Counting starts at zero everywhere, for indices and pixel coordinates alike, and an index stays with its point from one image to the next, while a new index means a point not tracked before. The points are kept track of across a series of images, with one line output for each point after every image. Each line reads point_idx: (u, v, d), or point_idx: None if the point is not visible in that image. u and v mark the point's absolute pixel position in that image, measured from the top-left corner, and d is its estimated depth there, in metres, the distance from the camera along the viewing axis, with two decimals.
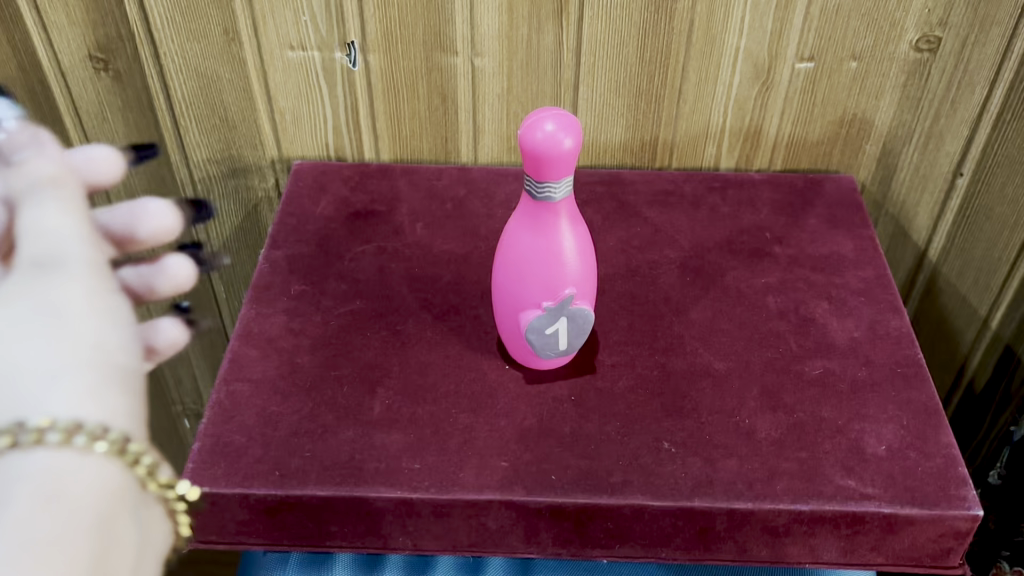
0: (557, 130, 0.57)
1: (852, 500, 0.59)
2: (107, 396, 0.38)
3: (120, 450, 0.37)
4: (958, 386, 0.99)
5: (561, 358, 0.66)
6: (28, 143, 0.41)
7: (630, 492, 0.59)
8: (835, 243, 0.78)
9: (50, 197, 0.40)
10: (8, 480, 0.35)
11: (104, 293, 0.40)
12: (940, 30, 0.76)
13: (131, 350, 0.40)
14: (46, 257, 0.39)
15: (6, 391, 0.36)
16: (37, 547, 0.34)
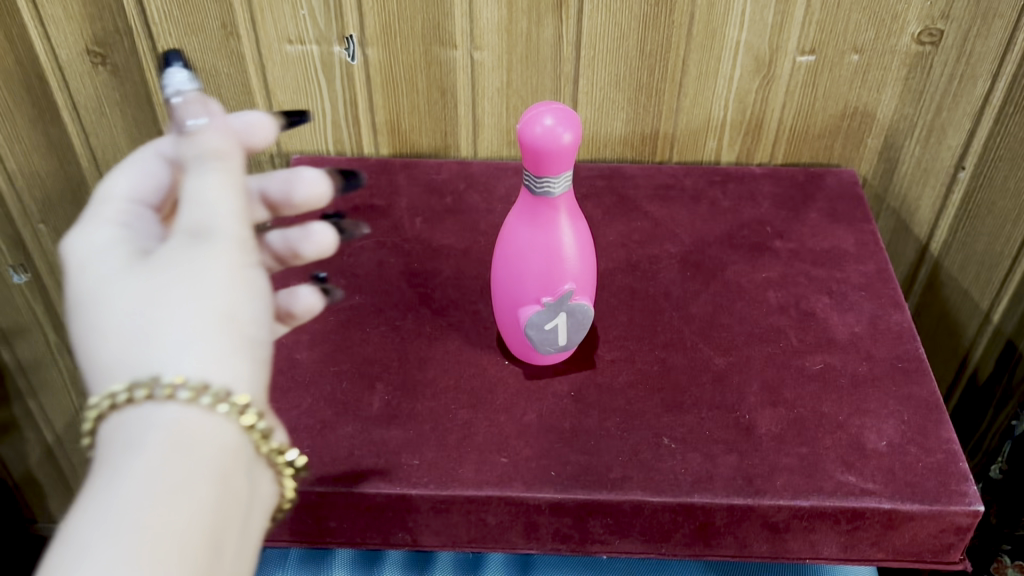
0: (556, 124, 0.57)
1: (852, 495, 0.59)
2: (235, 361, 0.41)
3: (240, 412, 0.40)
4: (961, 378, 0.98)
5: (560, 354, 0.66)
6: (201, 113, 0.42)
7: (629, 487, 0.59)
8: (836, 237, 0.78)
9: (211, 169, 0.41)
10: (144, 426, 0.38)
11: (245, 265, 0.42)
12: (942, 23, 0.76)
13: (260, 320, 0.42)
14: (192, 227, 0.41)
15: (148, 346, 0.39)
16: (161, 494, 0.36)
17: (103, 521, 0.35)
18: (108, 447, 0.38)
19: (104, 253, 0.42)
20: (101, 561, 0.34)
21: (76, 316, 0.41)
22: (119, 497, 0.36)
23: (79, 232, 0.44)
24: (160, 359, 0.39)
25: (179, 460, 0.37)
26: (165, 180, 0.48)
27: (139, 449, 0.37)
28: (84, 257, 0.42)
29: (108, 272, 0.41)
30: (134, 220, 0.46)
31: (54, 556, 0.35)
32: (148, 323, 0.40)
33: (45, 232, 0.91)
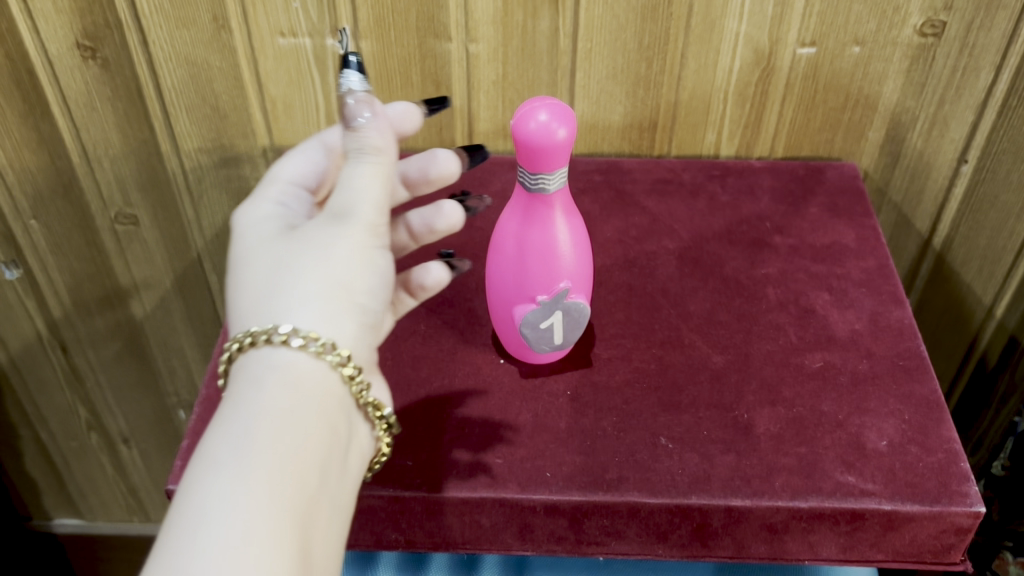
0: (551, 119, 0.56)
1: (851, 496, 0.58)
2: (345, 322, 0.50)
3: (342, 365, 0.49)
4: (967, 365, 0.97)
5: (555, 353, 0.65)
6: (368, 111, 0.50)
7: (625, 488, 0.58)
8: (836, 232, 0.76)
9: (359, 161, 0.50)
10: (266, 362, 0.48)
11: (364, 245, 0.51)
12: (945, 14, 0.74)
13: (374, 293, 0.52)
14: (332, 210, 0.51)
15: (281, 299, 0.50)
16: (271, 419, 0.46)
17: (228, 437, 0.45)
18: (239, 377, 0.48)
19: (263, 225, 0.54)
20: (228, 473, 0.44)
21: (236, 269, 0.53)
22: (246, 424, 0.46)
23: (252, 205, 0.56)
24: (285, 311, 0.49)
25: (292, 398, 0.47)
26: (323, 165, 0.60)
27: (261, 385, 0.47)
28: (251, 226, 0.55)
29: (263, 240, 0.53)
30: (289, 199, 0.57)
31: (194, 467, 0.45)
32: (282, 282, 0.50)
33: (36, 227, 0.90)
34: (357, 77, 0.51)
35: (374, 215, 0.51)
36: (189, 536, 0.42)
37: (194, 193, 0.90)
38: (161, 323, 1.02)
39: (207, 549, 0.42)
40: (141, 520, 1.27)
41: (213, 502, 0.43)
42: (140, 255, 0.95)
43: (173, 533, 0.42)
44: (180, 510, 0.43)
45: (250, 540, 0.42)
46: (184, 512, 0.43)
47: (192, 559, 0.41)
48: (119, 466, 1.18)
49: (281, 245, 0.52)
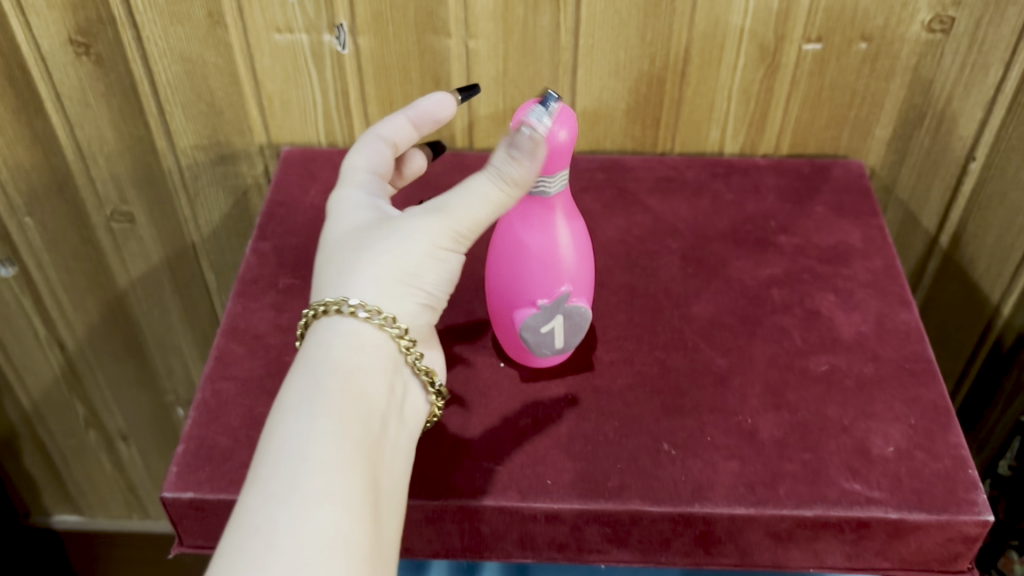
0: (551, 121, 0.55)
1: (858, 504, 0.57)
2: (406, 304, 0.54)
3: (398, 337, 0.54)
4: (980, 352, 0.94)
5: (557, 356, 0.63)
6: (528, 150, 0.52)
7: (627, 496, 0.57)
8: (842, 232, 0.75)
9: (486, 179, 0.53)
10: (335, 327, 0.53)
11: (445, 247, 0.54)
12: (954, 10, 0.73)
13: (441, 284, 0.56)
14: (435, 207, 0.54)
15: (360, 276, 0.53)
16: (338, 376, 0.51)
17: (303, 387, 0.50)
18: (309, 339, 0.53)
19: (350, 207, 0.58)
20: (305, 417, 0.49)
21: (328, 239, 0.57)
22: (317, 376, 0.51)
23: (343, 192, 0.59)
24: (359, 288, 0.53)
25: (355, 357, 0.52)
26: (389, 156, 0.62)
27: (328, 346, 0.52)
28: (340, 210, 0.58)
29: (345, 223, 0.57)
30: (373, 188, 0.60)
31: (274, 415, 0.50)
32: (362, 260, 0.54)
33: (31, 225, 0.89)
34: (542, 117, 0.53)
35: (468, 226, 0.54)
36: (275, 469, 0.47)
37: (190, 191, 0.89)
38: (159, 320, 1.01)
39: (293, 478, 0.47)
40: (140, 516, 1.26)
41: (292, 439, 0.48)
42: (136, 253, 0.94)
43: (261, 467, 0.48)
44: (266, 450, 0.48)
45: (327, 471, 0.47)
46: (268, 451, 0.48)
47: (281, 487, 0.46)
48: (117, 463, 1.17)
49: (370, 228, 0.56)
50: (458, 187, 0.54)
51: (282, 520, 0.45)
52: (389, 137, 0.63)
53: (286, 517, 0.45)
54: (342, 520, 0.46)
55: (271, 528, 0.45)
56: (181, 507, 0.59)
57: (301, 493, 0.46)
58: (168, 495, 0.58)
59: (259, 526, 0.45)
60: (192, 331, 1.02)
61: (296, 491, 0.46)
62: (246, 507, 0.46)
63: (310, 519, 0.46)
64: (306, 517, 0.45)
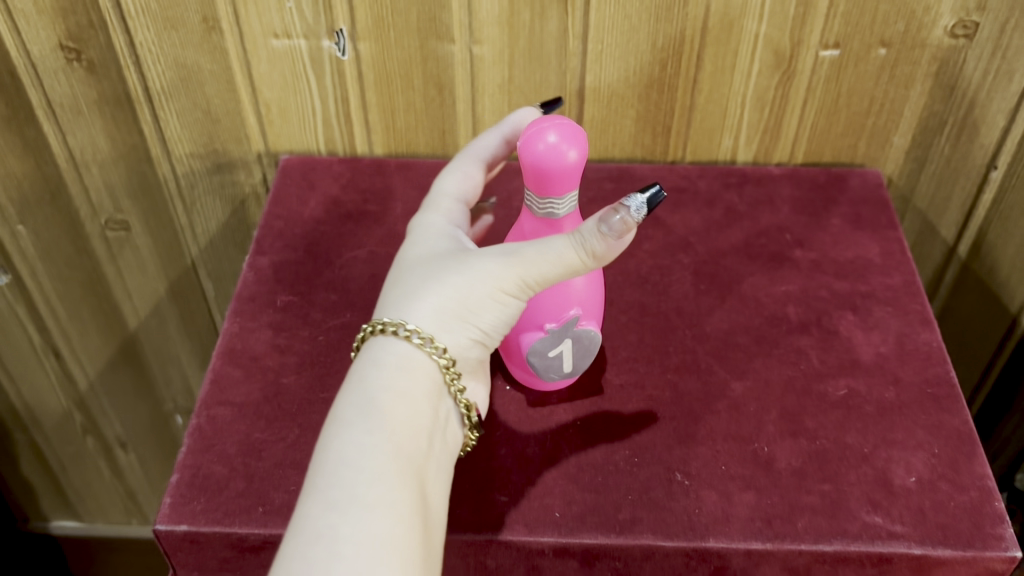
0: (561, 141, 0.52)
1: (879, 540, 0.54)
2: (461, 339, 0.52)
3: (446, 369, 0.51)
4: (1005, 348, 0.88)
5: (565, 380, 0.61)
6: (616, 231, 0.48)
7: (638, 531, 0.55)
8: (860, 246, 0.73)
9: (567, 243, 0.50)
10: (389, 348, 0.51)
11: (507, 291, 0.52)
12: (978, 15, 0.70)
13: (497, 325, 0.53)
14: (509, 252, 0.51)
15: (424, 302, 0.52)
16: (393, 392, 0.49)
17: (360, 398, 0.49)
18: (362, 356, 0.51)
19: (431, 231, 0.57)
20: (359, 431, 0.47)
21: (403, 259, 0.56)
22: (372, 388, 0.49)
23: (427, 215, 0.58)
24: (419, 313, 0.51)
25: (406, 377, 0.50)
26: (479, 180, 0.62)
27: (381, 364, 0.50)
28: (420, 232, 0.57)
29: (421, 248, 0.56)
30: (454, 217, 0.59)
31: (328, 429, 0.48)
32: (427, 285, 0.52)
33: (24, 233, 0.85)
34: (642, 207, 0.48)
35: (537, 280, 0.51)
36: (333, 479, 0.45)
37: (187, 200, 0.86)
38: (156, 329, 0.98)
39: (351, 488, 0.45)
40: (140, 522, 1.24)
41: (350, 450, 0.46)
42: (132, 263, 0.91)
43: (318, 478, 0.46)
44: (321, 463, 0.46)
45: (384, 483, 0.45)
46: (325, 462, 0.46)
47: (340, 496, 0.45)
48: (116, 471, 1.15)
49: (443, 256, 0.54)
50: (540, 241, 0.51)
51: (343, 529, 0.43)
52: (482, 156, 0.62)
53: (347, 526, 0.44)
54: (399, 531, 0.44)
55: (335, 537, 0.43)
56: (176, 540, 0.56)
57: (362, 503, 0.44)
58: (162, 528, 0.56)
59: (320, 534, 0.43)
60: (191, 340, 1.00)
61: (356, 501, 0.44)
62: (305, 516, 0.44)
63: (369, 529, 0.44)
64: (364, 527, 0.44)
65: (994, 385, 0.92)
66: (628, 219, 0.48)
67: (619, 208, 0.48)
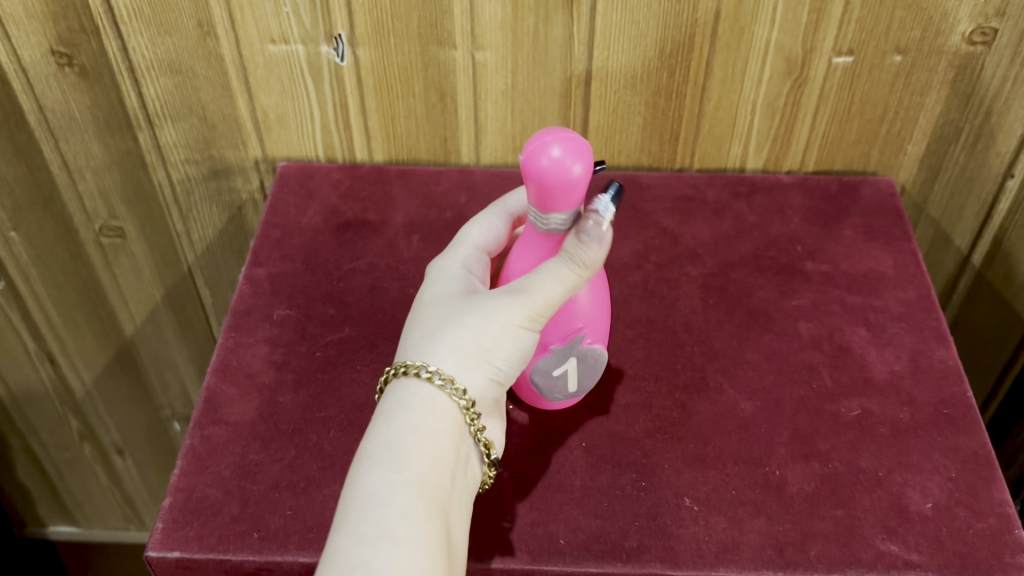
0: (565, 155, 0.50)
1: (895, 569, 0.53)
2: (480, 379, 0.50)
3: (467, 410, 0.49)
4: None
5: (570, 399, 0.60)
6: (595, 235, 0.51)
7: (646, 559, 0.53)
8: (873, 258, 0.71)
9: (562, 264, 0.51)
10: (407, 393, 0.49)
11: (521, 325, 0.50)
12: (997, 21, 0.68)
13: (514, 363, 0.51)
14: (518, 286, 0.51)
15: (442, 343, 0.50)
16: (418, 431, 0.47)
17: (386, 436, 0.47)
18: (385, 398, 0.49)
19: (447, 274, 0.56)
20: (387, 467, 0.46)
21: (418, 306, 0.54)
22: (398, 425, 0.48)
23: (444, 258, 0.57)
24: (438, 354, 0.50)
25: (429, 417, 0.48)
26: (504, 231, 0.60)
27: (405, 405, 0.49)
28: (437, 277, 0.56)
29: (437, 291, 0.54)
30: (472, 263, 0.57)
31: (357, 465, 0.47)
32: (445, 326, 0.51)
33: (16, 240, 0.83)
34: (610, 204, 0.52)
35: (546, 308, 0.51)
36: (363, 514, 0.44)
37: (183, 207, 0.84)
38: (153, 335, 0.96)
39: (381, 523, 0.44)
40: (138, 527, 1.21)
41: (378, 486, 0.45)
42: (128, 269, 0.89)
43: (348, 513, 0.45)
44: (350, 497, 0.46)
45: (412, 518, 0.45)
46: (354, 498, 0.45)
47: (371, 530, 0.44)
48: (114, 477, 1.12)
49: (460, 297, 0.53)
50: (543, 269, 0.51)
51: (373, 561, 0.43)
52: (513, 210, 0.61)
53: (378, 560, 0.43)
54: (428, 565, 0.44)
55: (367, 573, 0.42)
56: (168, 567, 0.55)
57: (390, 538, 0.44)
58: (153, 555, 0.54)
59: (353, 568, 0.43)
60: (187, 345, 0.97)
61: (385, 538, 0.44)
62: (335, 551, 0.44)
63: (397, 563, 0.43)
64: (393, 561, 0.43)
65: (1009, 392, 0.91)
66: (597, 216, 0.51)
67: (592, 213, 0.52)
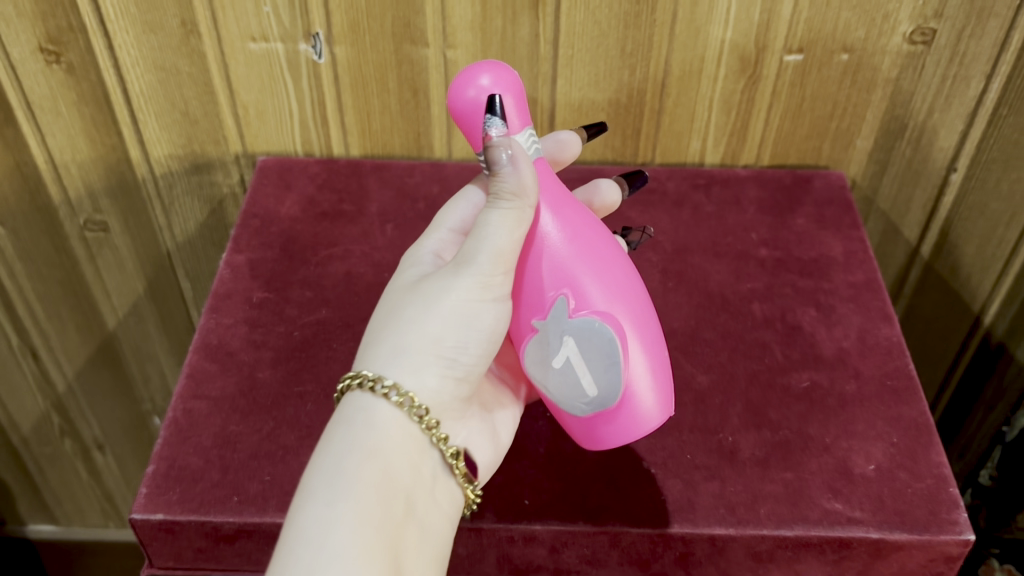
0: (493, 85, 0.53)
1: (839, 525, 0.56)
2: (430, 376, 0.53)
3: (419, 415, 0.52)
4: (968, 347, 0.92)
5: (611, 425, 0.54)
6: (506, 161, 0.52)
7: (605, 517, 0.57)
8: (823, 245, 0.75)
9: (495, 209, 0.52)
10: (362, 402, 0.52)
11: (464, 307, 0.53)
12: (935, 22, 0.72)
13: (469, 352, 0.54)
14: (456, 266, 0.53)
15: (391, 344, 0.53)
16: (356, 456, 0.50)
17: (324, 467, 0.49)
18: (336, 415, 0.52)
19: (414, 261, 0.58)
20: (323, 502, 0.48)
21: (381, 301, 0.57)
22: (339, 456, 0.50)
23: (417, 244, 0.60)
24: (388, 361, 0.53)
25: (372, 438, 0.51)
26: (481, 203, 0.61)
27: (349, 426, 0.51)
28: (404, 267, 0.58)
29: (399, 280, 0.57)
30: (443, 246, 0.60)
31: (296, 499, 0.49)
32: (395, 329, 0.53)
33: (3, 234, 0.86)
34: (500, 125, 0.53)
35: (493, 265, 0.52)
36: (293, 557, 0.46)
37: (165, 200, 0.87)
38: (135, 329, 0.98)
39: (310, 567, 0.45)
40: (117, 526, 1.22)
41: (311, 527, 0.47)
42: (111, 262, 0.92)
43: (281, 555, 0.47)
44: (286, 538, 0.47)
45: (345, 561, 0.46)
46: (288, 539, 0.47)
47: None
48: (94, 473, 1.13)
49: (412, 290, 0.55)
50: (473, 229, 0.53)
51: None
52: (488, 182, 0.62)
53: None
54: None
55: None
56: (151, 529, 0.58)
57: None
58: (137, 517, 0.57)
59: None
60: (169, 338, 0.99)
61: None
62: None
63: None
64: None
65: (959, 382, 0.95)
66: (496, 143, 0.52)
67: (487, 141, 0.53)
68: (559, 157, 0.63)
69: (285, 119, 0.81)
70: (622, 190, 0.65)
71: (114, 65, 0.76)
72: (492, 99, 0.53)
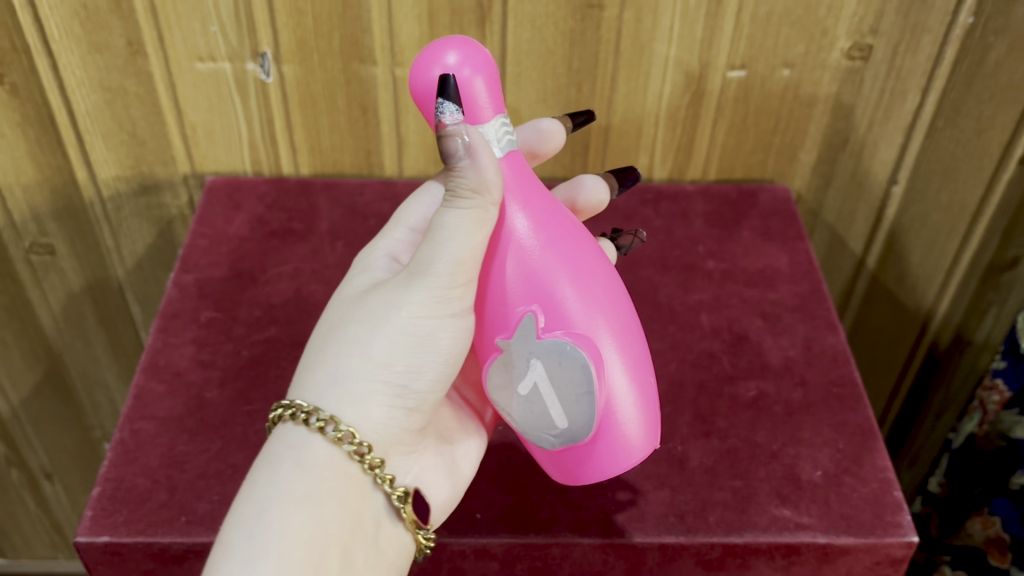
0: (460, 64, 0.51)
1: (787, 531, 0.57)
2: (374, 405, 0.53)
3: (358, 454, 0.52)
4: (916, 356, 0.94)
5: (586, 459, 0.53)
6: (464, 155, 0.50)
7: (557, 529, 0.57)
8: (769, 256, 0.76)
9: (451, 211, 0.51)
10: (303, 432, 0.52)
11: (410, 333, 0.53)
12: (871, 38, 0.74)
13: (418, 378, 0.54)
14: (404, 284, 0.53)
15: (333, 369, 0.53)
16: (280, 507, 0.49)
17: (246, 519, 0.49)
18: (265, 452, 0.52)
19: (366, 266, 0.58)
20: (240, 557, 0.48)
21: (328, 310, 0.57)
22: (263, 507, 0.49)
23: (372, 246, 0.60)
24: (329, 388, 0.52)
25: (300, 485, 0.50)
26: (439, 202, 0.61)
27: (277, 473, 0.51)
28: (355, 274, 0.58)
29: (346, 290, 0.57)
30: (398, 246, 0.60)
31: (216, 552, 0.49)
32: (338, 353, 0.53)
33: None
34: (455, 111, 0.50)
35: (451, 275, 0.51)
36: None
37: (113, 222, 0.86)
38: (83, 354, 0.96)
39: None
40: (66, 556, 1.19)
41: None
42: (58, 286, 0.90)
43: None
44: None
45: None
46: None
47: None
48: (41, 503, 1.11)
49: (357, 307, 0.55)
50: (426, 237, 0.52)
51: None
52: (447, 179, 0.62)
53: None
54: None
55: None
56: (95, 552, 0.57)
57: None
58: (82, 540, 0.56)
59: None
60: (118, 361, 0.98)
61: None
62: None
63: None
64: None
65: (909, 390, 0.97)
66: (450, 132, 0.49)
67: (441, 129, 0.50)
68: (536, 148, 0.62)
69: (233, 139, 0.81)
70: (610, 188, 0.64)
71: (58, 85, 0.76)
72: (447, 79, 0.51)
